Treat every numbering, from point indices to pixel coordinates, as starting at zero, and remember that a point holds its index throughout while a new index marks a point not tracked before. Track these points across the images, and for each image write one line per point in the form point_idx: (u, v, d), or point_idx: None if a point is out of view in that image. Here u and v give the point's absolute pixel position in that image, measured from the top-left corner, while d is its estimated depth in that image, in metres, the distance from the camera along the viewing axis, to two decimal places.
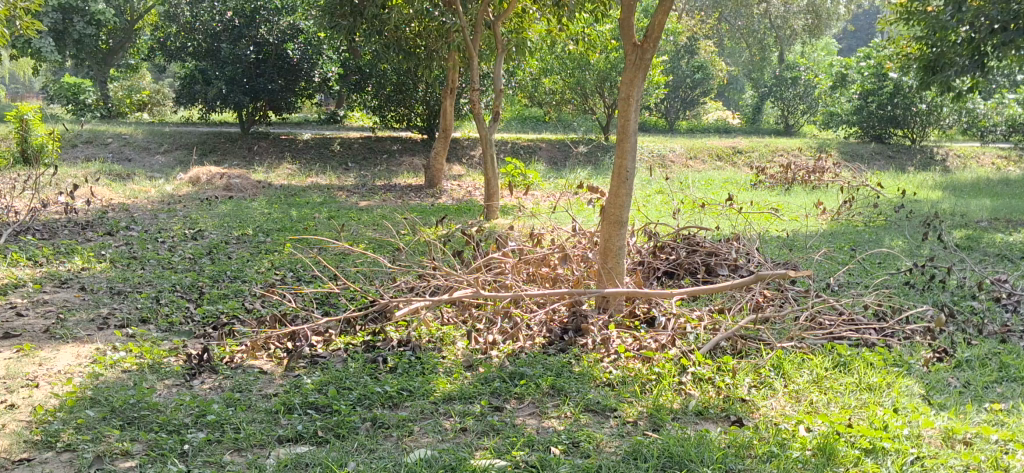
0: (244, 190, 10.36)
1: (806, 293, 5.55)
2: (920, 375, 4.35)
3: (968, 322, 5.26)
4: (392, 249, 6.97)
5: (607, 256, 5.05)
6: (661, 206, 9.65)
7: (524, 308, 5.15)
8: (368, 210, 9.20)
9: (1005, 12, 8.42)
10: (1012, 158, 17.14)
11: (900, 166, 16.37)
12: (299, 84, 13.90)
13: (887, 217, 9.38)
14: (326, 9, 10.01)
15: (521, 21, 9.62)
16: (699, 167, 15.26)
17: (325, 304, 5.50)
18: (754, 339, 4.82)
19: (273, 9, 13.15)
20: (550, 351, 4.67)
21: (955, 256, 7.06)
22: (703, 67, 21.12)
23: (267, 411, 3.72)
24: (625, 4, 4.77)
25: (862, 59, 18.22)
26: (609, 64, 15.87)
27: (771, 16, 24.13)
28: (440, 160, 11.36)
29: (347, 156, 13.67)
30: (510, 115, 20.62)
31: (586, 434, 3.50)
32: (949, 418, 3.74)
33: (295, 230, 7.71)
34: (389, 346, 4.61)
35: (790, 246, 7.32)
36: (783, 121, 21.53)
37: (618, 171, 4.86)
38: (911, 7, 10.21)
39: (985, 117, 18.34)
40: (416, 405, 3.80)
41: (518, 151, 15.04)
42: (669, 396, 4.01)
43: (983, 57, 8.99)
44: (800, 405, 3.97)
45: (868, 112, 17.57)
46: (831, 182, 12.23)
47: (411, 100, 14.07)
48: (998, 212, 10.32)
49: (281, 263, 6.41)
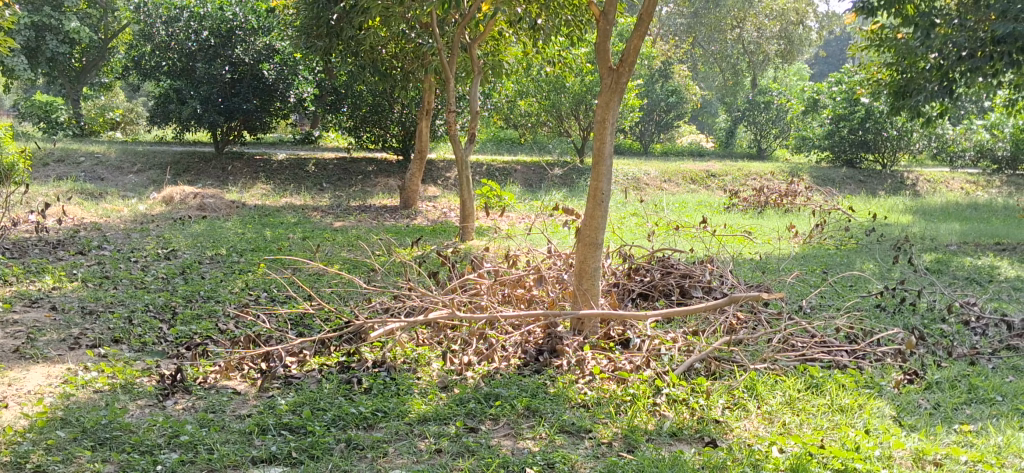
0: (219, 211, 10.31)
1: (779, 316, 5.60)
2: (891, 396, 4.40)
3: (937, 345, 5.33)
4: (367, 270, 6.97)
5: (582, 277, 5.07)
6: (635, 228, 9.70)
7: (499, 330, 5.16)
8: (343, 230, 9.18)
9: (972, 40, 8.54)
10: (981, 183, 17.37)
11: (871, 190, 16.56)
12: (275, 104, 13.87)
13: (858, 240, 9.49)
14: (302, 30, 10.12)
15: (498, 44, 9.79)
16: (674, 190, 15.37)
17: (299, 325, 5.49)
18: (728, 361, 4.85)
19: (250, 29, 13.20)
20: (525, 372, 4.69)
21: (925, 279, 7.16)
22: (677, 91, 21.29)
23: (240, 432, 3.70)
24: (600, 29, 4.82)
25: (834, 85, 18.44)
26: (585, 87, 16.01)
27: (744, 41, 24.36)
28: (416, 181, 11.35)
29: (322, 177, 13.65)
30: (485, 136, 20.71)
31: (562, 455, 3.52)
32: (919, 439, 3.78)
33: (268, 251, 7.70)
34: (364, 367, 4.61)
35: (763, 269, 7.38)
36: (756, 145, 21.76)
37: (594, 194, 4.90)
38: (882, 34, 10.35)
39: (955, 142, 18.61)
40: (391, 427, 3.80)
41: (493, 173, 15.08)
42: (644, 417, 4.04)
43: (952, 83, 9.02)
44: (772, 426, 4.00)
45: (839, 137, 17.78)
46: (803, 206, 12.35)
47: (387, 121, 14.09)
48: (967, 236, 10.47)
49: (255, 283, 6.39)
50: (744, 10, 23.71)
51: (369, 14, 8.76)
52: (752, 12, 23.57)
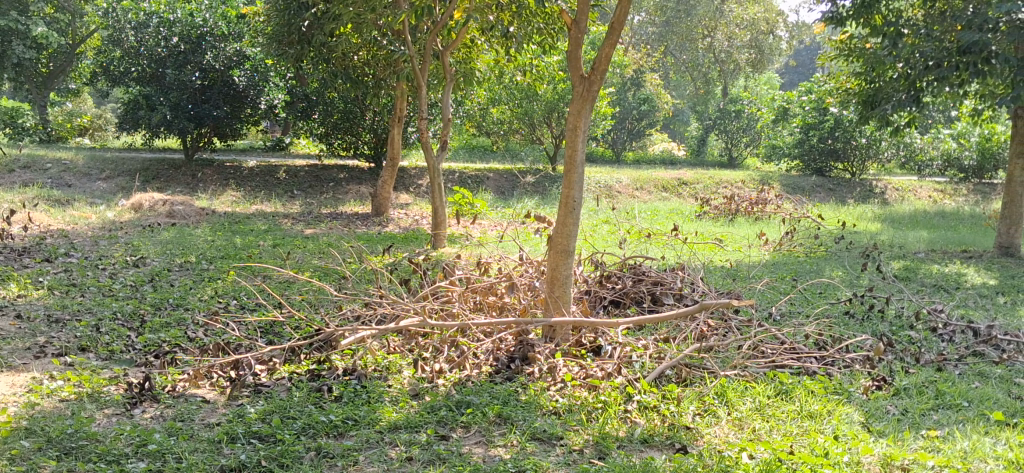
0: (188, 218, 10.24)
1: (749, 323, 5.64)
2: (859, 402, 4.44)
3: (905, 351, 5.39)
4: (338, 277, 6.95)
5: (554, 284, 5.08)
6: (607, 235, 9.72)
7: (471, 337, 5.15)
8: (314, 238, 9.14)
9: (938, 50, 8.60)
10: (949, 191, 17.57)
11: (840, 198, 16.72)
12: (246, 110, 13.76)
13: (827, 248, 9.59)
14: (272, 37, 10.06)
15: (470, 52, 9.84)
16: (646, 198, 15.44)
17: (269, 333, 5.47)
18: (699, 368, 4.87)
19: (220, 35, 13.12)
20: (496, 380, 4.68)
21: (893, 286, 7.24)
22: (649, 99, 21.42)
23: (209, 441, 3.67)
24: (572, 37, 4.84)
25: (803, 93, 18.62)
26: (557, 95, 16.06)
27: (715, 50, 24.50)
28: (387, 188, 11.31)
29: (293, 184, 13.59)
30: (458, 144, 20.72)
31: (533, 462, 3.52)
32: (887, 444, 3.82)
33: (238, 258, 7.65)
34: (334, 374, 4.58)
35: (733, 276, 7.43)
36: (727, 153, 21.91)
37: (565, 201, 4.91)
38: (850, 44, 10.45)
39: (922, 151, 18.80)
40: (362, 435, 3.79)
41: (466, 181, 15.07)
42: (615, 424, 4.05)
43: (919, 92, 8.97)
44: (743, 432, 4.02)
45: (809, 145, 17.94)
46: (773, 214, 12.45)
47: (359, 128, 14.06)
48: (935, 243, 10.60)
49: (225, 291, 6.35)
50: (715, 20, 23.81)
51: (340, 20, 8.72)
52: (723, 22, 23.65)
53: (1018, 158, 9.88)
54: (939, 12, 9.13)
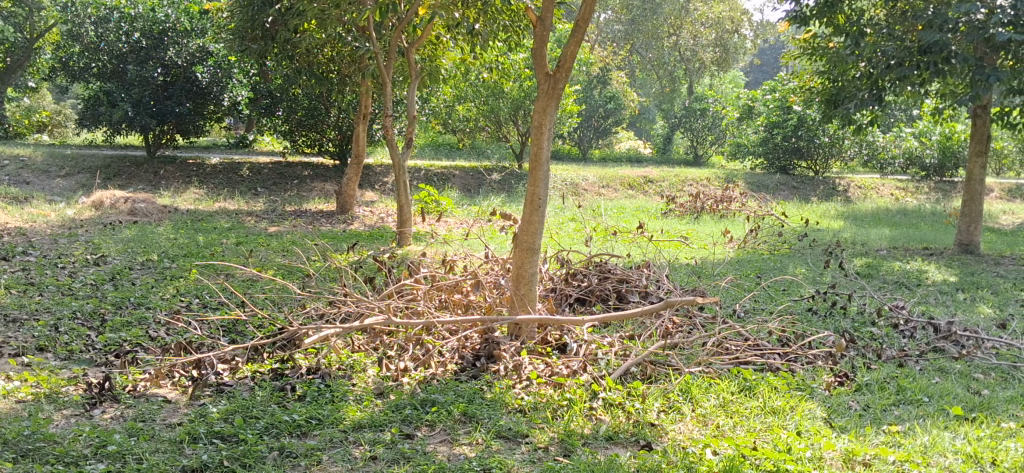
0: (150, 215, 10.12)
1: (713, 320, 5.67)
2: (821, 398, 4.48)
3: (867, 347, 5.45)
4: (302, 275, 6.90)
5: (519, 282, 5.06)
6: (574, 233, 9.73)
7: (436, 335, 5.13)
8: (277, 236, 9.07)
9: (900, 49, 8.67)
10: (910, 189, 17.78)
11: (804, 196, 16.87)
12: (208, 107, 13.62)
13: (791, 245, 9.67)
14: (236, 33, 9.94)
15: (436, 49, 9.81)
16: (612, 195, 15.48)
17: (231, 332, 5.42)
18: (663, 365, 4.89)
19: (182, 31, 13.02)
20: (462, 378, 4.66)
21: (855, 283, 7.31)
22: (615, 97, 21.48)
23: (170, 441, 3.62)
24: (538, 35, 4.83)
25: (768, 92, 18.76)
26: (523, 92, 16.06)
27: (680, 48, 24.60)
28: (352, 186, 11.25)
29: (257, 181, 13.46)
30: (424, 141, 20.67)
31: (498, 460, 3.51)
32: (849, 440, 3.85)
33: (201, 256, 7.57)
34: (298, 373, 4.54)
35: (698, 273, 7.47)
36: (693, 151, 22.03)
37: (531, 199, 4.89)
38: (813, 43, 10.53)
39: (884, 149, 19.01)
40: (325, 434, 3.75)
41: (431, 178, 15.02)
42: (580, 421, 4.05)
43: (880, 91, 9.04)
44: (707, 429, 4.04)
45: (773, 144, 18.10)
46: (738, 212, 12.54)
47: (323, 125, 13.98)
48: (897, 241, 10.73)
49: (187, 289, 6.28)
50: (681, 18, 23.82)
51: (304, 16, 8.64)
52: (689, 20, 23.68)
53: (977, 156, 10.01)
54: (901, 11, 9.25)
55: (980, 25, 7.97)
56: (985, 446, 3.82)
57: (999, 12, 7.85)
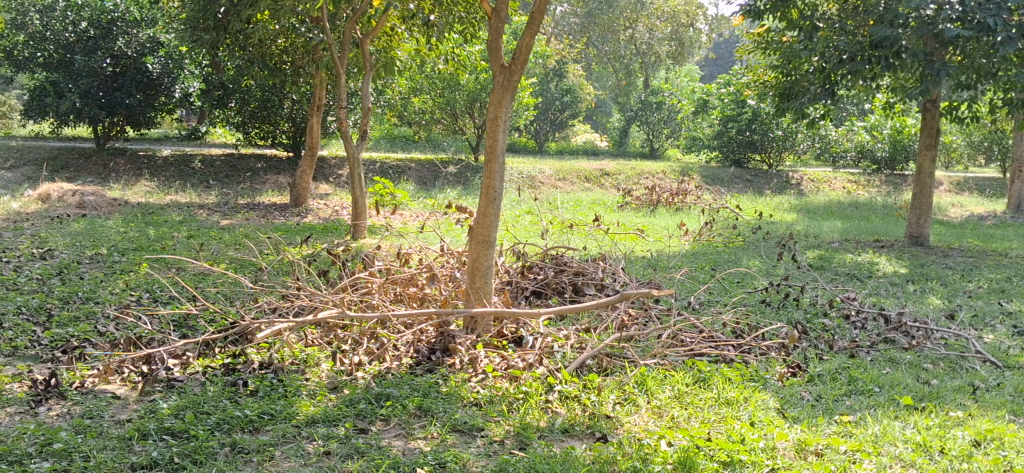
0: (100, 209, 9.93)
1: (668, 312, 5.69)
2: (774, 389, 4.51)
3: (819, 338, 5.50)
4: (255, 269, 6.81)
5: (475, 275, 5.03)
6: (530, 226, 9.72)
7: (391, 329, 5.09)
8: (230, 229, 8.95)
9: (851, 44, 8.76)
10: (861, 182, 18.01)
11: (758, 189, 17.03)
12: (160, 99, 13.47)
13: (745, 238, 9.74)
14: (187, 23, 9.78)
15: (391, 40, 9.74)
16: (568, 188, 15.50)
17: (183, 327, 5.32)
18: (619, 357, 4.89)
19: (132, 21, 12.82)
20: (417, 372, 4.62)
21: (808, 275, 7.38)
22: (572, 90, 21.52)
23: (119, 438, 3.54)
24: (493, 27, 4.79)
25: (722, 86, 18.90)
26: (479, 85, 16.02)
27: (636, 42, 24.73)
28: (306, 178, 11.13)
29: (209, 174, 13.28)
30: (379, 133, 20.56)
31: (453, 454, 3.48)
32: (802, 430, 3.88)
33: (151, 250, 7.45)
34: (250, 369, 4.47)
35: (654, 265, 7.50)
36: (648, 144, 22.15)
37: (486, 192, 4.86)
38: (767, 37, 10.62)
39: (836, 143, 19.24)
40: (278, 430, 3.70)
41: (387, 171, 14.90)
42: (536, 414, 4.04)
43: (833, 85, 9.14)
44: (662, 420, 4.05)
45: (728, 137, 18.26)
46: (694, 204, 12.61)
47: (277, 116, 13.86)
48: (848, 233, 10.88)
49: (137, 283, 6.17)
50: (636, 11, 23.96)
51: (257, 7, 8.54)
52: (645, 13, 24.00)
53: (926, 150, 10.16)
54: (852, 6, 9.34)
55: (930, 21, 8.13)
56: (933, 434, 3.87)
57: (948, 8, 7.97)
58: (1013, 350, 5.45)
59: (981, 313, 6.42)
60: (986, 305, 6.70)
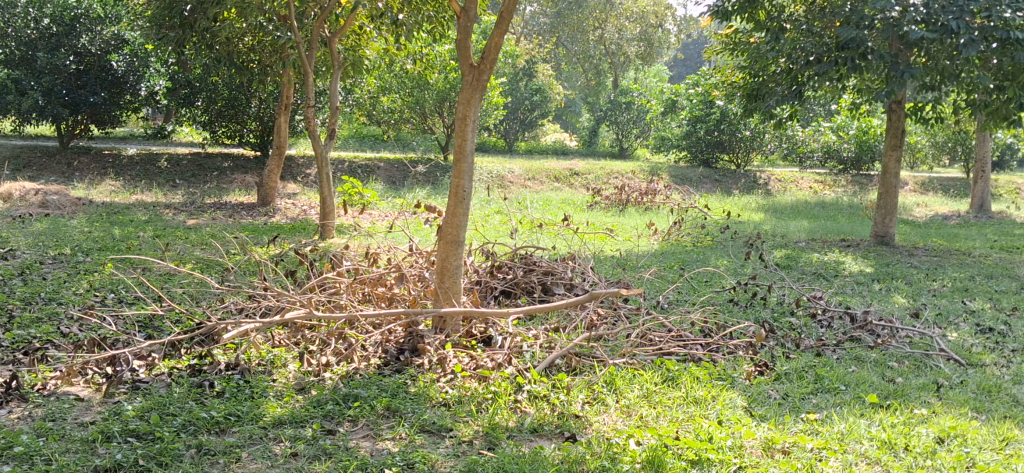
0: (63, 208, 9.80)
1: (637, 311, 5.70)
2: (742, 387, 4.54)
3: (786, 337, 5.53)
4: (221, 269, 6.74)
5: (444, 275, 5.01)
6: (500, 226, 9.71)
7: (359, 329, 5.05)
8: (196, 228, 8.86)
9: (818, 45, 8.83)
10: (828, 182, 18.17)
11: (726, 188, 17.14)
12: (124, 97, 13.32)
13: (713, 237, 9.79)
14: (153, 21, 9.68)
15: (359, 39, 9.70)
16: (538, 188, 15.50)
17: (148, 327, 5.26)
18: (588, 356, 4.90)
19: (95, 18, 12.63)
20: (385, 372, 4.60)
21: (775, 274, 7.43)
22: (541, 90, 21.51)
23: (82, 440, 3.49)
24: (462, 26, 4.77)
25: (691, 86, 18.99)
26: (448, 84, 15.99)
27: (605, 42, 24.80)
28: (274, 177, 11.05)
29: (175, 173, 13.15)
30: (348, 133, 20.47)
31: (421, 455, 3.46)
32: (769, 428, 3.90)
33: (116, 250, 7.36)
34: (216, 370, 4.43)
35: (623, 265, 7.52)
36: (618, 144, 22.22)
37: (455, 192, 4.84)
38: (735, 37, 10.68)
39: (804, 143, 19.41)
40: (245, 431, 3.67)
41: (355, 171, 14.82)
42: (505, 413, 4.03)
43: (800, 86, 9.20)
44: (630, 419, 4.06)
45: (696, 137, 18.35)
46: (663, 204, 12.66)
47: (244, 115, 13.78)
48: (815, 233, 10.97)
49: (101, 284, 6.09)
50: (606, 12, 24.14)
51: (224, 5, 8.47)
52: (614, 14, 24.10)
53: (891, 151, 10.27)
54: (819, 8, 9.40)
55: (895, 23, 8.20)
56: (898, 432, 3.90)
57: (913, 10, 8.05)
58: (976, 348, 5.52)
59: (946, 311, 6.49)
60: (950, 304, 6.77)
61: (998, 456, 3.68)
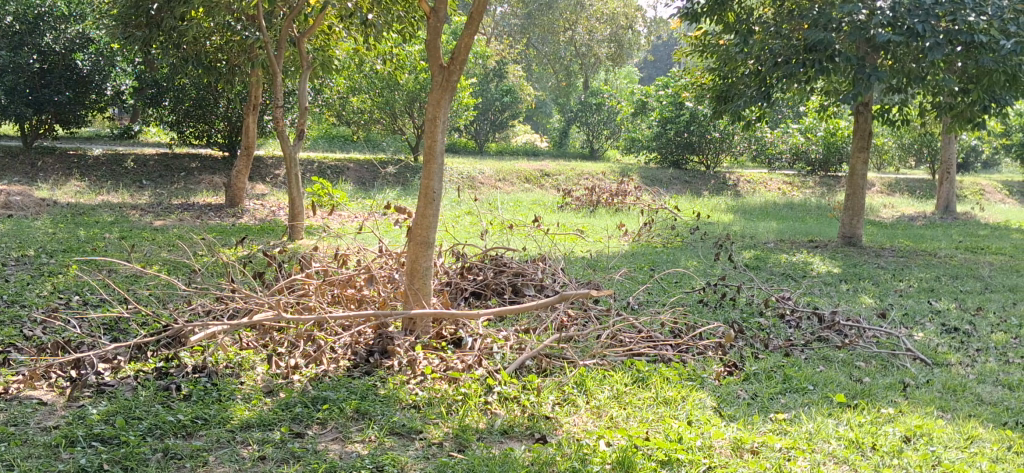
0: (26, 209, 9.66)
1: (607, 312, 5.71)
2: (711, 388, 4.55)
3: (755, 337, 5.56)
4: (188, 271, 6.68)
5: (414, 276, 4.97)
6: (470, 227, 9.70)
7: (328, 331, 5.01)
8: (163, 230, 8.77)
9: (786, 48, 8.88)
10: (796, 183, 18.31)
11: (695, 190, 17.22)
12: (90, 97, 13.17)
13: (682, 238, 9.84)
14: (118, 20, 9.57)
15: (328, 39, 9.64)
16: (508, 189, 15.50)
17: (113, 330, 5.19)
18: (558, 357, 4.89)
19: (60, 16, 12.42)
20: (354, 374, 4.56)
21: (744, 275, 7.47)
22: (511, 91, 21.49)
23: (45, 445, 3.43)
24: (431, 26, 4.74)
25: (660, 88, 19.07)
26: (418, 85, 15.95)
27: (576, 43, 24.87)
28: (242, 178, 10.96)
29: (142, 173, 13.02)
30: (317, 133, 20.37)
31: (391, 458, 3.43)
32: (738, 429, 3.91)
33: (81, 252, 7.26)
34: (183, 372, 4.38)
35: (593, 266, 7.53)
36: (588, 145, 22.27)
37: (425, 192, 4.81)
38: (704, 40, 10.73)
39: (772, 145, 19.54)
40: (211, 435, 3.62)
41: (325, 171, 14.73)
42: (475, 415, 4.01)
43: (769, 88, 9.26)
44: (600, 420, 4.05)
45: (666, 139, 18.43)
46: (633, 205, 12.70)
47: (212, 116, 13.70)
48: (783, 233, 11.06)
49: (66, 286, 6.01)
50: (576, 13, 24.17)
51: (191, 4, 8.39)
52: (584, 15, 24.15)
53: (858, 153, 10.36)
54: (787, 10, 9.45)
55: (862, 26, 8.26)
56: (865, 431, 3.93)
57: (880, 13, 8.12)
58: (941, 347, 5.57)
59: (912, 311, 6.56)
60: (917, 304, 6.84)
61: (962, 454, 3.71)
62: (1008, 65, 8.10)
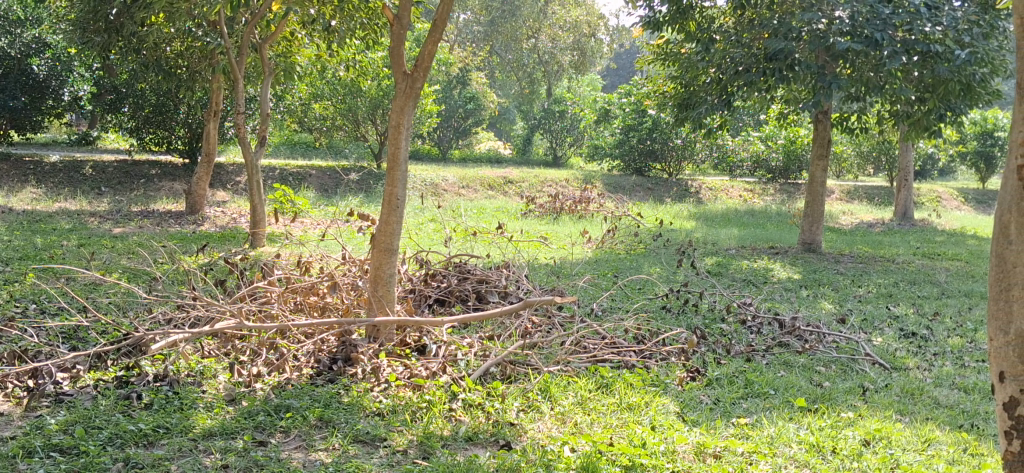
0: None
1: (571, 319, 5.73)
2: (675, 393, 4.58)
3: (717, 343, 5.60)
4: (148, 279, 6.61)
5: (377, 283, 4.95)
6: (433, 234, 9.69)
7: (291, 339, 4.98)
8: (122, 237, 8.67)
9: (747, 56, 8.97)
10: (757, 190, 18.44)
11: (658, 196, 17.33)
12: (47, 102, 12.97)
13: (645, 245, 9.90)
14: (77, 24, 9.48)
15: (291, 45, 9.57)
16: (472, 196, 15.49)
17: (72, 339, 5.10)
18: (523, 364, 4.89)
19: (14, 20, 12.35)
20: (318, 382, 4.54)
21: (706, 281, 7.54)
22: (475, 98, 21.37)
23: (1, 456, 3.37)
24: (395, 33, 4.73)
25: (623, 95, 19.21)
26: (381, 92, 15.90)
27: (539, 51, 24.98)
28: (203, 185, 10.85)
29: (100, 180, 12.84)
30: (279, 140, 20.25)
31: (354, 465, 3.43)
32: (700, 433, 3.95)
33: (38, 259, 7.17)
34: (143, 381, 4.32)
35: (557, 273, 7.56)
36: (552, 152, 22.30)
37: (389, 199, 4.80)
38: (666, 47, 10.79)
39: (734, 153, 19.73)
40: (173, 444, 3.58)
41: (287, 178, 14.65)
42: (439, 423, 4.00)
43: (729, 96, 9.35)
44: (565, 426, 4.07)
45: (629, 146, 18.54)
46: (596, 212, 12.76)
47: (172, 121, 13.50)
48: (744, 240, 11.16)
49: (22, 294, 5.92)
50: (539, 21, 24.31)
51: (151, 10, 8.31)
52: (547, 23, 24.22)
53: (818, 159, 10.47)
54: (748, 19, 9.52)
55: (822, 35, 8.35)
56: (826, 435, 3.98)
57: (839, 22, 8.21)
58: (899, 352, 5.65)
59: (871, 317, 6.64)
60: (875, 309, 6.93)
61: (920, 456, 3.77)
62: (963, 74, 8.31)
